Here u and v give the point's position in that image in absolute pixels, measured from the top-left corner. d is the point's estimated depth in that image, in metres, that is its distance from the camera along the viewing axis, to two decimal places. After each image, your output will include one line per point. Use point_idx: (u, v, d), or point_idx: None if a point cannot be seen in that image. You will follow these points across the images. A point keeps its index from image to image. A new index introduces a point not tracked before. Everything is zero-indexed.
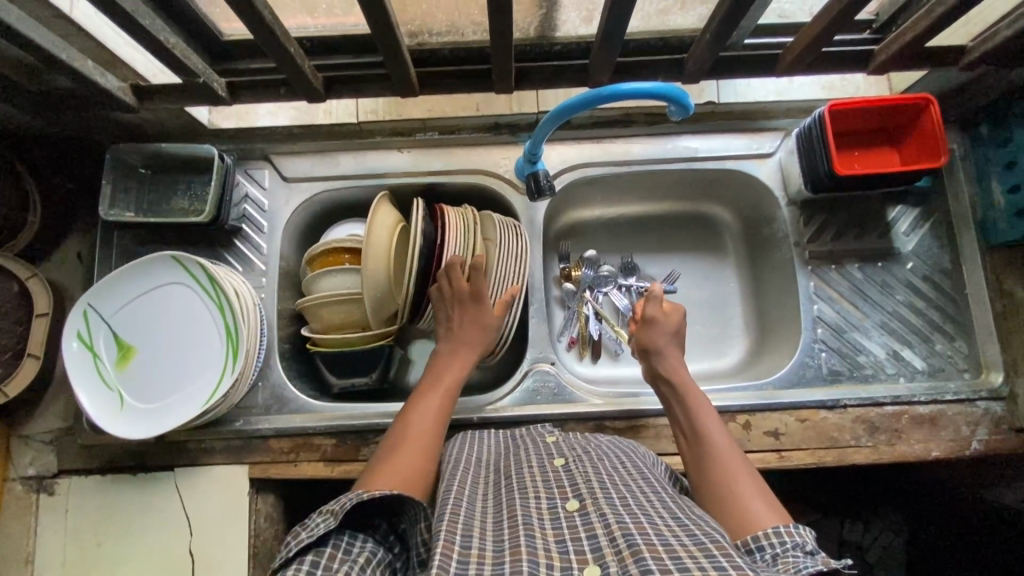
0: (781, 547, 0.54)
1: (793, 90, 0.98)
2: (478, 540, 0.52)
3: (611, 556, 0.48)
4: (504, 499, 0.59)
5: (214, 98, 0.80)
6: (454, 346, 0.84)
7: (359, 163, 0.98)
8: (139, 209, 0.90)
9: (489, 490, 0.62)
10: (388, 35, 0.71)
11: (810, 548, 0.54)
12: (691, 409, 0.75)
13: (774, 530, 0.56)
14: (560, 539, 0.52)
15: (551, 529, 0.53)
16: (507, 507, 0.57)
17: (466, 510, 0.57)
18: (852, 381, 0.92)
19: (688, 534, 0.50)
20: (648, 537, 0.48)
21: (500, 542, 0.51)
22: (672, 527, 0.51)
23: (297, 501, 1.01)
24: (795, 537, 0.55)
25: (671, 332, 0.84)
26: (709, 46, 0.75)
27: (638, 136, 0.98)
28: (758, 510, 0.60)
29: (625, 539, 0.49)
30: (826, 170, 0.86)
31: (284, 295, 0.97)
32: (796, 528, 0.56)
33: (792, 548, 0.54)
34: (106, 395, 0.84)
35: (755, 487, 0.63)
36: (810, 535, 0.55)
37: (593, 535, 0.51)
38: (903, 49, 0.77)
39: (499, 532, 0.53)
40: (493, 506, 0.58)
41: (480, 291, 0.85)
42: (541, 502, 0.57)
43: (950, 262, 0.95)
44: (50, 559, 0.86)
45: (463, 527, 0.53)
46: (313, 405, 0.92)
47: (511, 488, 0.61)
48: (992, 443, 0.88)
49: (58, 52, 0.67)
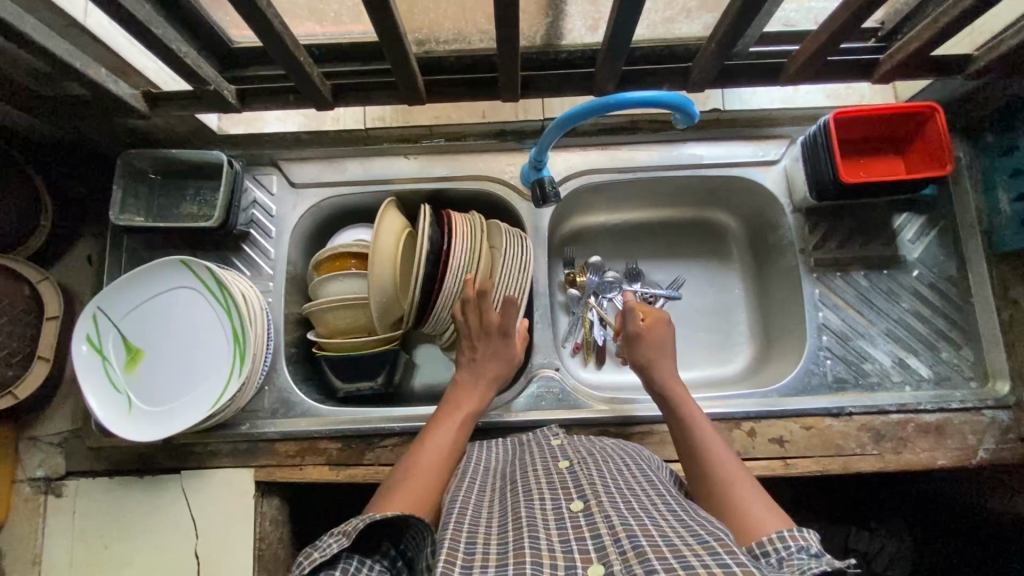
0: (786, 552, 0.53)
1: (800, 99, 0.98)
2: (481, 546, 0.52)
3: (614, 555, 0.48)
4: (509, 504, 0.59)
5: (225, 105, 0.81)
6: (475, 377, 0.85)
7: (366, 169, 0.99)
8: (149, 213, 0.91)
9: (495, 497, 0.63)
10: (396, 43, 0.72)
11: (815, 550, 0.53)
12: (685, 419, 0.75)
13: (778, 535, 0.55)
14: (564, 540, 0.52)
15: (556, 529, 0.53)
16: (511, 512, 0.57)
17: (471, 518, 0.57)
18: (857, 388, 0.92)
19: (692, 533, 0.50)
20: (653, 538, 0.49)
21: (504, 546, 0.52)
22: (678, 528, 0.51)
23: (303, 504, 1.01)
24: (800, 541, 0.54)
25: (657, 342, 0.85)
26: (714, 54, 0.76)
27: (643, 143, 0.99)
28: (763, 515, 0.60)
29: (629, 540, 0.49)
30: (832, 178, 0.86)
31: (291, 299, 0.97)
32: (800, 531, 0.55)
33: (797, 551, 0.53)
34: (115, 398, 0.85)
35: (757, 493, 0.63)
36: (815, 537, 0.54)
37: (597, 535, 0.51)
38: (908, 58, 0.78)
39: (504, 536, 0.53)
40: (498, 511, 0.59)
41: (508, 327, 0.86)
42: (545, 505, 0.58)
43: (956, 270, 0.94)
44: (57, 560, 0.87)
45: (469, 534, 0.54)
46: (319, 409, 0.92)
47: (517, 493, 0.61)
48: (998, 452, 0.87)
49: (72, 60, 0.68)
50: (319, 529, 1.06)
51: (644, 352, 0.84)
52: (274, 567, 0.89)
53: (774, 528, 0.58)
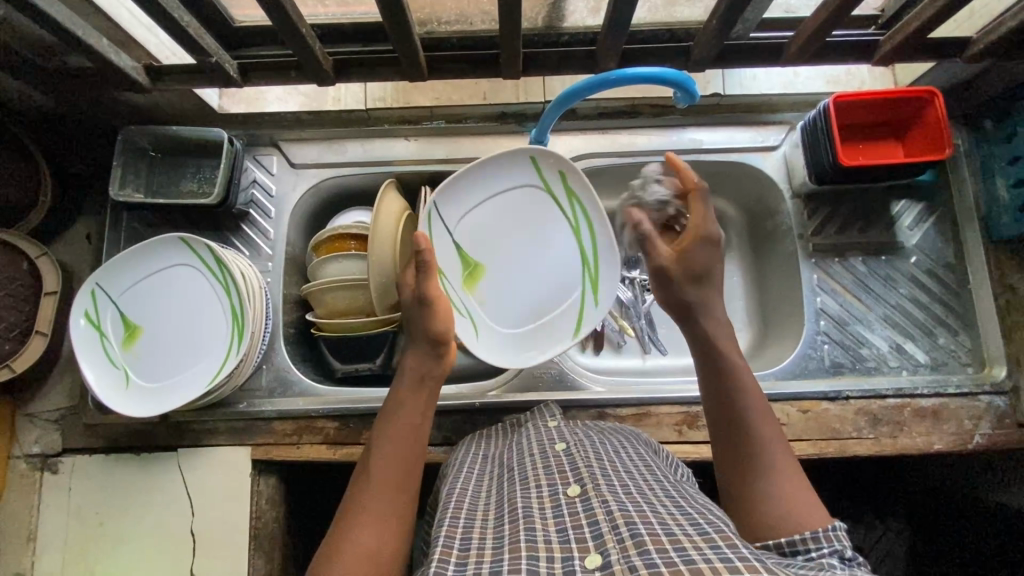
0: (816, 553, 0.53)
1: (800, 84, 0.98)
2: (477, 541, 0.52)
3: (612, 543, 0.48)
4: (507, 494, 0.59)
5: (226, 79, 0.81)
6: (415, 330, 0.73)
7: (366, 151, 0.98)
8: (149, 190, 0.92)
9: (494, 487, 0.63)
10: (399, 17, 0.72)
11: (848, 556, 0.53)
12: (731, 380, 0.67)
13: (813, 536, 0.54)
14: (561, 529, 0.52)
15: (552, 518, 0.53)
16: (509, 502, 0.58)
17: (469, 511, 0.58)
18: (854, 373, 0.92)
19: (691, 523, 0.50)
20: (652, 526, 0.49)
21: (500, 540, 0.52)
22: (676, 517, 0.51)
23: (298, 488, 1.00)
24: (832, 542, 0.54)
25: (695, 278, 0.73)
26: (713, 33, 0.76)
27: (643, 127, 0.99)
28: (803, 508, 0.58)
29: (627, 528, 0.49)
30: (831, 161, 0.87)
31: (290, 279, 0.97)
32: (834, 530, 0.55)
33: (830, 554, 0.53)
34: (112, 372, 0.85)
35: (794, 485, 0.60)
36: (846, 540, 0.54)
37: (594, 522, 0.51)
38: (907, 39, 0.78)
39: (500, 529, 0.53)
40: (496, 502, 0.59)
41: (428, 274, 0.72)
42: (542, 491, 0.57)
43: (954, 256, 0.95)
44: (52, 537, 0.87)
45: (464, 529, 0.54)
46: (317, 388, 0.92)
47: (513, 482, 0.61)
48: (994, 436, 0.87)
49: (74, 28, 0.68)
50: (315, 513, 1.06)
51: (669, 297, 0.74)
52: (270, 547, 0.88)
53: (813, 520, 0.57)
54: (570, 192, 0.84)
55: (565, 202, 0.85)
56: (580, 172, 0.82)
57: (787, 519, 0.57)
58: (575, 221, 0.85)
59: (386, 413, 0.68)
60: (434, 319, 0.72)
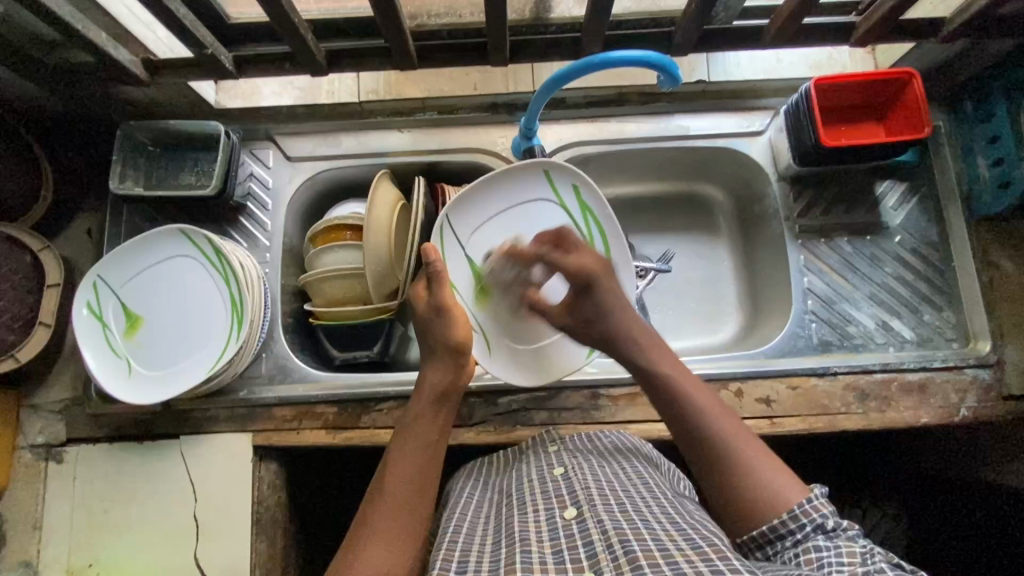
0: (800, 533, 0.57)
1: (782, 69, 1.01)
2: (474, 565, 0.55)
3: (606, 562, 0.50)
4: (505, 520, 0.61)
5: (222, 71, 0.83)
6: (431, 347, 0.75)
7: (359, 142, 1.01)
8: (148, 183, 0.93)
9: (495, 512, 0.64)
10: (387, 6, 0.74)
11: (830, 527, 0.57)
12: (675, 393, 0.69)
13: (790, 515, 0.58)
14: (557, 550, 0.54)
15: (548, 541, 0.55)
16: (506, 528, 0.59)
17: (467, 535, 0.60)
18: (842, 350, 0.94)
19: (685, 538, 0.52)
20: (645, 543, 0.51)
21: (497, 563, 0.54)
22: (670, 533, 0.53)
23: (300, 475, 1.01)
24: (813, 516, 0.58)
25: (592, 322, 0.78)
26: (694, 19, 0.79)
27: (632, 114, 1.01)
28: (778, 485, 0.60)
29: (622, 546, 0.51)
30: (813, 142, 0.89)
31: (287, 270, 0.99)
32: (811, 501, 0.59)
33: (813, 532, 0.57)
34: (115, 361, 0.87)
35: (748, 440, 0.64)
36: (827, 509, 0.58)
37: (589, 542, 0.53)
38: (883, 20, 0.80)
39: (497, 553, 0.56)
40: (495, 527, 0.61)
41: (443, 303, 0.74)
42: (539, 515, 0.59)
43: (938, 235, 0.97)
44: (59, 525, 0.89)
45: (462, 555, 0.56)
46: (316, 375, 0.94)
47: (513, 508, 0.62)
48: (980, 409, 0.89)
49: (74, 23, 0.70)
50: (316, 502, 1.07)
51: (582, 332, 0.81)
52: (273, 531, 0.90)
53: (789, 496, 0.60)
54: (583, 207, 0.91)
55: (579, 215, 0.92)
56: (593, 185, 0.90)
57: (765, 499, 0.60)
58: (588, 235, 0.92)
59: (406, 426, 0.69)
60: (449, 329, 0.74)
